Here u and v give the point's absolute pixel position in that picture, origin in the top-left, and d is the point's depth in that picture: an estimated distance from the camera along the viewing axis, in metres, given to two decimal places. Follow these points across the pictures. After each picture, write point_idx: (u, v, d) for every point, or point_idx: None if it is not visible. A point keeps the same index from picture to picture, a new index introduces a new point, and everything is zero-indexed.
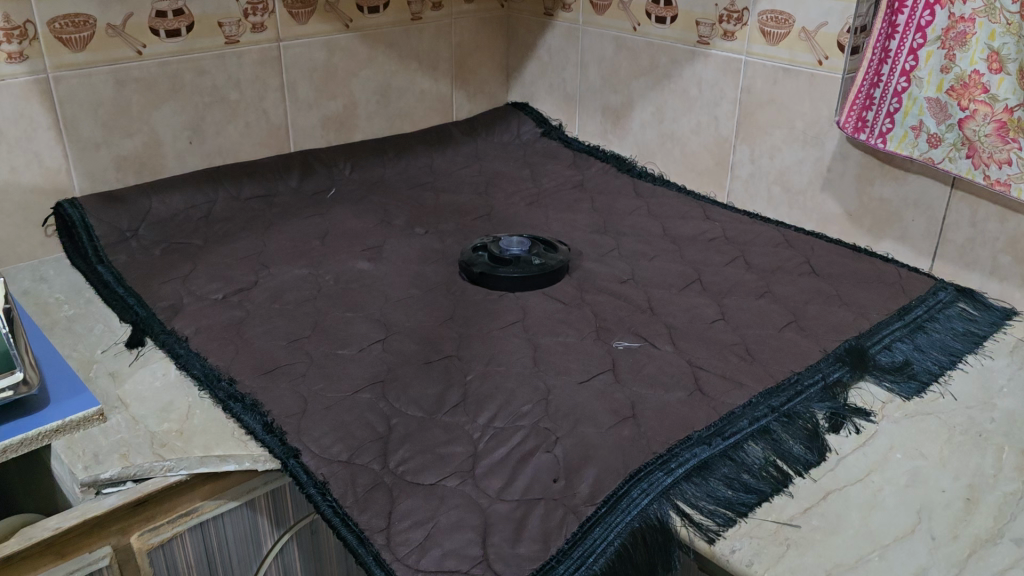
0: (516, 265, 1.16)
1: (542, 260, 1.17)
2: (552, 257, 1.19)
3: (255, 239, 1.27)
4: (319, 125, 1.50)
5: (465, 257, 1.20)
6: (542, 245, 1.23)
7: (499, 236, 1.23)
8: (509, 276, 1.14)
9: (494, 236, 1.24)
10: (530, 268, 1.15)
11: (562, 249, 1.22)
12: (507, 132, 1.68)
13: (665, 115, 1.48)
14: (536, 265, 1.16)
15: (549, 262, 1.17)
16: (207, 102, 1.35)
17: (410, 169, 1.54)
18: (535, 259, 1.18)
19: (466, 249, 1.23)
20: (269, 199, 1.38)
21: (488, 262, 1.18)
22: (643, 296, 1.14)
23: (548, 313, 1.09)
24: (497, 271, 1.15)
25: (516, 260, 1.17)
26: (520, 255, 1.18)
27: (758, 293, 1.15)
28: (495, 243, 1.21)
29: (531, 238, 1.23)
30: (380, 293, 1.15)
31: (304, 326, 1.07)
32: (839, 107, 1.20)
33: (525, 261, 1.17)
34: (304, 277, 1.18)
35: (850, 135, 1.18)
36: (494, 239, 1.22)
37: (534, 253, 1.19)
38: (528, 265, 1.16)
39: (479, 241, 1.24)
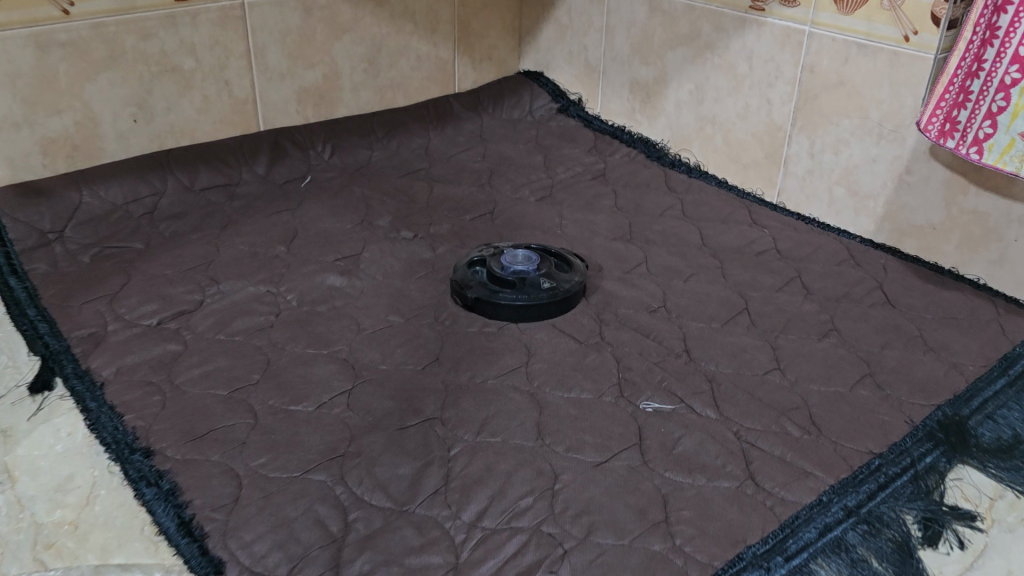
0: (522, 288, 0.94)
1: (554, 284, 0.95)
2: (566, 278, 0.96)
3: (208, 244, 1.05)
4: (293, 99, 1.27)
5: (458, 275, 0.97)
6: (555, 261, 1.01)
7: (502, 249, 1.00)
8: (512, 304, 0.92)
9: (494, 248, 1.01)
10: (539, 294, 0.93)
11: (579, 267, 0.99)
12: (517, 108, 1.44)
13: (706, 95, 1.23)
14: (546, 289, 0.94)
15: (562, 286, 0.95)
16: (154, 72, 1.12)
17: (401, 152, 1.32)
18: (546, 281, 0.95)
19: (459, 263, 1.00)
20: (230, 190, 1.16)
21: (486, 284, 0.96)
22: (676, 333, 0.91)
23: (559, 356, 0.87)
24: (498, 296, 0.93)
25: (522, 281, 0.94)
26: (528, 275, 0.95)
27: (821, 333, 0.92)
28: (496, 258, 0.98)
29: (540, 253, 1.00)
30: (353, 321, 0.94)
31: (254, 368, 0.85)
32: (926, 99, 0.97)
33: (534, 283, 0.94)
34: (261, 298, 0.96)
35: (936, 139, 0.93)
36: (494, 253, 1.00)
37: (545, 272, 0.96)
38: (537, 290, 0.93)
39: (475, 253, 1.01)
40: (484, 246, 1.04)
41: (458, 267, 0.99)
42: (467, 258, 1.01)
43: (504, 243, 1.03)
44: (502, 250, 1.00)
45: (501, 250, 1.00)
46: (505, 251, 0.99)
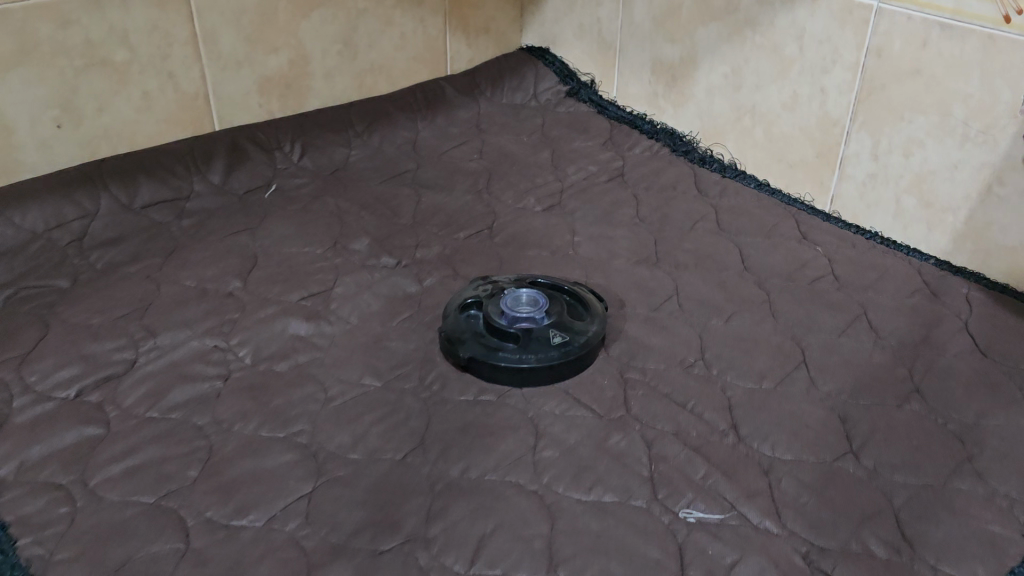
0: (527, 344, 0.76)
1: (566, 337, 0.77)
2: (581, 328, 0.79)
3: (147, 280, 0.87)
4: (254, 91, 1.07)
5: (449, 324, 0.80)
6: (567, 303, 0.83)
7: (501, 289, 0.82)
8: (514, 367, 0.74)
9: (492, 286, 0.84)
10: (548, 353, 0.75)
11: (597, 312, 0.81)
12: (519, 92, 1.24)
13: (744, 80, 1.03)
14: (557, 345, 0.76)
15: (577, 340, 0.77)
16: (78, 66, 0.92)
17: (384, 150, 1.13)
18: (557, 334, 0.77)
19: (449, 306, 0.82)
20: (179, 207, 0.98)
21: (483, 336, 0.78)
22: (720, 401, 0.74)
23: (575, 436, 0.70)
24: (498, 355, 0.75)
25: (528, 334, 0.77)
26: (535, 327, 0.77)
27: (899, 396, 0.75)
28: (495, 302, 0.80)
29: (549, 293, 0.83)
30: (320, 385, 0.76)
31: (191, 463, 0.67)
32: None
33: (542, 337, 0.77)
34: (206, 356, 0.78)
35: None
36: (493, 294, 0.82)
37: (556, 322, 0.78)
38: (545, 346, 0.76)
39: (469, 292, 0.83)
40: (479, 281, 0.86)
41: (448, 311, 0.81)
42: (457, 299, 0.83)
43: (504, 278, 0.85)
44: (502, 290, 0.82)
45: (501, 290, 0.82)
46: (506, 292, 0.82)
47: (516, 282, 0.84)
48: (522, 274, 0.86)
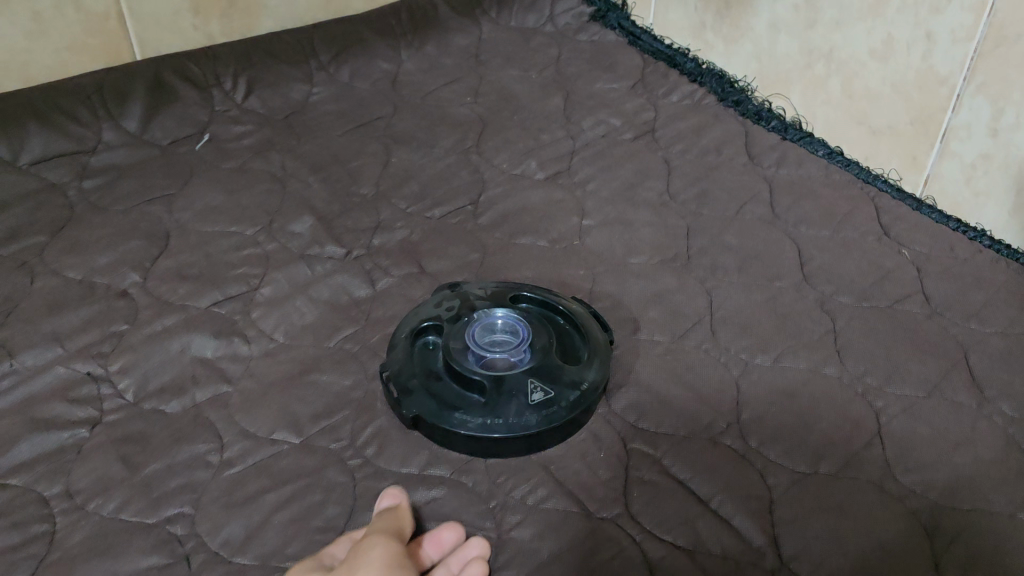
0: (496, 399, 0.55)
1: (551, 390, 0.56)
2: (574, 375, 0.57)
3: (21, 268, 0.68)
4: (188, 9, 0.84)
5: (396, 360, 0.59)
6: (560, 331, 0.61)
7: (470, 311, 0.61)
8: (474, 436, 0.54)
9: (460, 304, 0.62)
10: (522, 417, 0.54)
11: (599, 348, 0.60)
12: (532, 13, 1.00)
13: (820, 15, 0.78)
14: (536, 404, 0.55)
15: (565, 398, 0.55)
16: None
17: (355, 87, 0.90)
18: (538, 385, 0.56)
19: (400, 330, 0.61)
20: (82, 163, 0.77)
21: (440, 381, 0.57)
22: (758, 497, 0.53)
23: (550, 548, 0.50)
24: (455, 416, 0.55)
25: (498, 385, 0.56)
26: (509, 374, 0.56)
27: (1016, 502, 0.53)
28: (459, 333, 0.59)
29: (535, 318, 0.61)
30: (217, 439, 0.57)
31: (19, 564, 0.50)
32: None
33: (517, 389, 0.55)
34: (73, 391, 0.59)
35: None
36: (458, 318, 0.60)
37: (540, 365, 0.57)
38: (520, 405, 0.55)
39: (428, 311, 0.62)
40: (444, 293, 0.64)
41: (397, 339, 0.60)
42: (411, 319, 0.62)
43: (476, 292, 0.63)
44: (470, 314, 0.60)
45: (469, 313, 0.61)
46: (476, 316, 0.60)
47: (493, 300, 0.63)
48: (503, 283, 0.65)
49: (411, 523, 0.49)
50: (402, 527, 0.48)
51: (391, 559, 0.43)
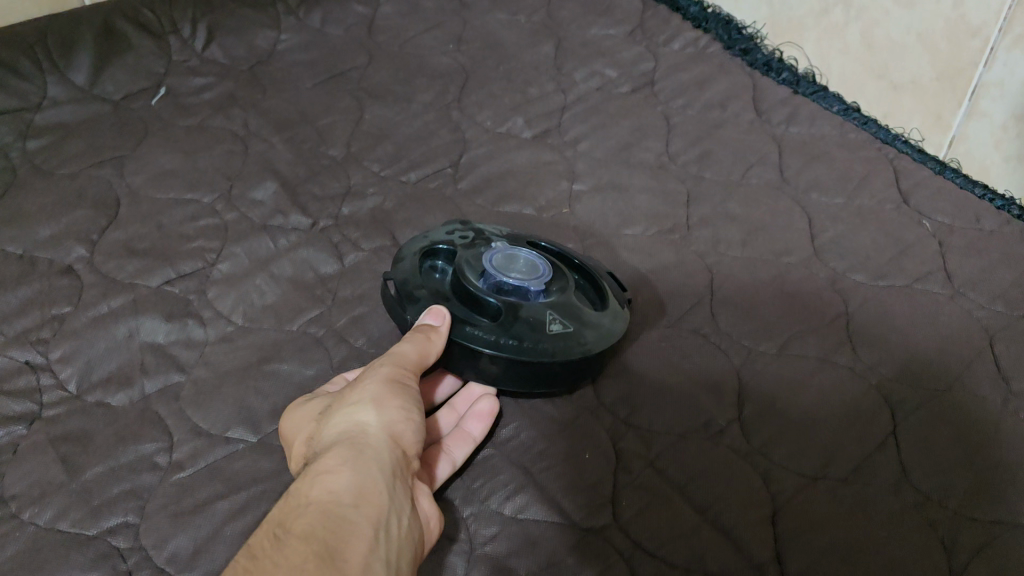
0: (511, 323, 0.48)
1: (571, 326, 0.49)
2: (595, 318, 0.50)
3: None
4: None
5: (402, 270, 0.51)
6: (577, 279, 0.55)
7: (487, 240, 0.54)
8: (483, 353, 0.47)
9: (475, 233, 0.55)
10: (538, 346, 0.47)
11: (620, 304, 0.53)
12: None
13: None
14: (554, 335, 0.48)
15: (584, 336, 0.49)
16: None
17: (327, 34, 0.82)
18: (558, 319, 0.49)
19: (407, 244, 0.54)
20: (25, 120, 0.70)
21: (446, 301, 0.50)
22: (762, 505, 0.48)
23: (526, 565, 0.44)
24: (464, 332, 0.47)
25: (515, 310, 0.49)
26: (528, 303, 0.49)
27: None
28: (475, 256, 0.52)
29: (554, 260, 0.54)
30: (165, 437, 0.52)
31: None
32: None
33: (535, 319, 0.49)
34: (9, 382, 0.53)
35: None
36: (473, 244, 0.53)
37: (560, 302, 0.50)
38: (537, 334, 0.48)
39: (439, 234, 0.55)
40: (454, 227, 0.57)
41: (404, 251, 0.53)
42: (421, 238, 0.54)
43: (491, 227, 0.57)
44: (487, 243, 0.54)
45: (485, 242, 0.54)
46: (494, 246, 0.53)
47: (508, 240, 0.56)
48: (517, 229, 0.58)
49: (442, 342, 0.47)
50: (427, 347, 0.46)
51: (391, 368, 0.45)
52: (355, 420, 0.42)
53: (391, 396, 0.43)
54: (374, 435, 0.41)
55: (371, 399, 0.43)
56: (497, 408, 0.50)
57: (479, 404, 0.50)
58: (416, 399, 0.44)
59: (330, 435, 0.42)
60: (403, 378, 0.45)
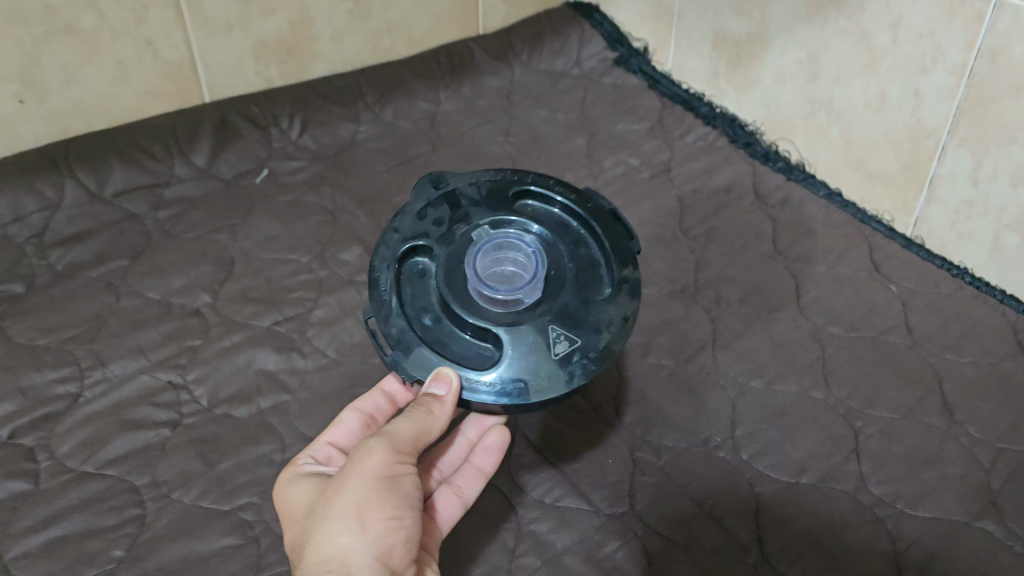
0: (516, 355, 0.54)
1: (576, 336, 0.55)
2: (600, 315, 0.56)
3: (108, 289, 0.78)
4: (249, 56, 0.93)
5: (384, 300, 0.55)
6: (569, 243, 0.60)
7: (467, 228, 0.59)
8: (497, 401, 0.53)
9: (455, 216, 0.60)
10: (549, 374, 0.53)
11: (617, 262, 0.58)
12: (560, 57, 1.08)
13: (823, 69, 0.85)
14: (561, 357, 0.54)
15: (590, 348, 0.54)
16: (38, 35, 0.80)
17: (398, 126, 0.99)
18: (560, 335, 0.55)
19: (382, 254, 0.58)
20: (156, 194, 0.87)
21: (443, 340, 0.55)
22: (746, 501, 0.61)
23: (563, 540, 0.59)
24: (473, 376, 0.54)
25: (513, 338, 0.54)
26: (524, 326, 0.55)
27: (969, 511, 0.61)
28: (458, 264, 0.57)
29: (541, 232, 0.59)
30: (279, 441, 0.66)
31: (117, 540, 0.60)
32: None
33: (538, 342, 0.54)
34: (157, 396, 0.69)
35: None
36: (454, 238, 0.58)
37: (560, 303, 0.56)
38: (544, 361, 0.54)
39: (415, 225, 0.59)
40: (431, 199, 0.61)
41: (380, 274, 0.57)
42: (391, 244, 0.58)
43: (468, 199, 0.61)
44: (467, 239, 0.58)
45: (466, 232, 0.58)
46: (476, 239, 0.58)
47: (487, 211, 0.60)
48: (499, 177, 0.63)
49: (444, 413, 0.53)
50: (429, 422, 0.53)
51: (376, 475, 0.51)
52: (341, 545, 0.49)
53: (376, 507, 0.49)
54: (360, 555, 0.48)
55: (355, 521, 0.49)
56: (502, 441, 0.60)
57: (489, 438, 0.60)
58: (402, 494, 0.51)
59: (318, 557, 0.49)
60: (389, 476, 0.51)
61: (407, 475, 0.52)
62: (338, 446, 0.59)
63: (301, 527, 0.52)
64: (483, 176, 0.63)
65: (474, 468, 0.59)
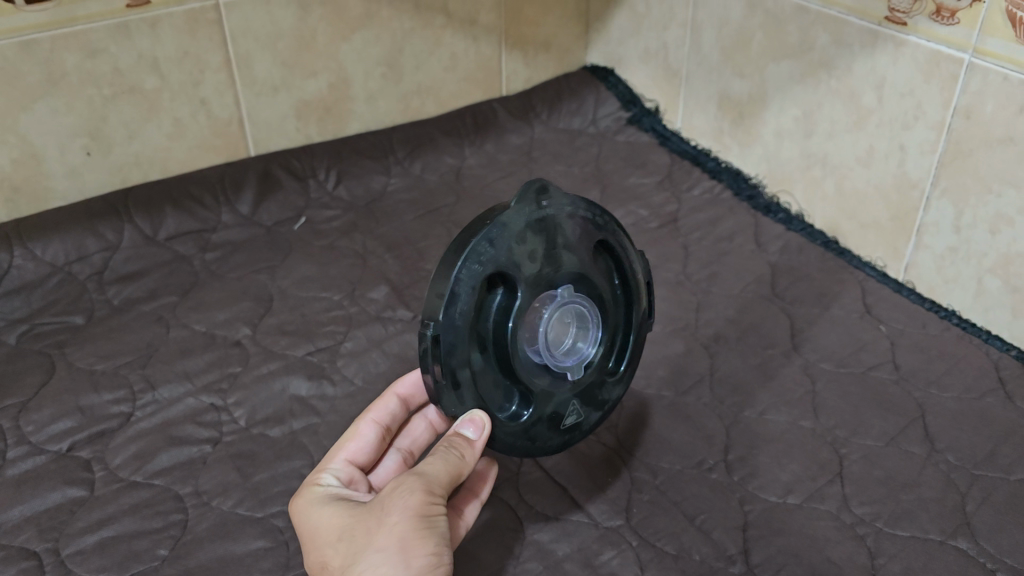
0: (536, 420, 0.57)
1: (583, 413, 0.59)
2: (606, 394, 0.61)
3: (159, 321, 0.86)
4: (291, 114, 1.03)
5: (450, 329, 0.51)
6: (615, 301, 0.60)
7: (554, 277, 0.54)
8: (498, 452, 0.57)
9: (548, 254, 0.54)
10: (550, 441, 0.58)
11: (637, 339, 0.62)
12: (577, 116, 1.16)
13: (817, 126, 0.92)
14: (565, 429, 0.59)
15: (585, 421, 0.60)
16: (108, 95, 0.90)
17: (425, 179, 1.07)
18: (575, 409, 0.59)
19: (469, 274, 0.50)
20: (204, 238, 0.96)
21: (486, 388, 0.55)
22: (735, 519, 0.66)
23: (564, 548, 0.64)
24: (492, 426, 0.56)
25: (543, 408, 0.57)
26: (557, 397, 0.57)
27: (945, 530, 0.65)
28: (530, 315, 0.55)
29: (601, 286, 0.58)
30: (308, 457, 0.73)
31: (161, 540, 0.66)
32: None
33: (557, 412, 0.58)
34: (200, 417, 0.76)
35: None
36: (540, 284, 0.53)
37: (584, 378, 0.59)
38: (554, 431, 0.58)
39: (514, 250, 0.52)
40: (530, 217, 0.53)
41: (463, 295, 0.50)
42: (483, 267, 0.51)
43: (564, 233, 0.54)
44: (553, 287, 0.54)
45: (551, 282, 0.54)
46: (558, 293, 0.55)
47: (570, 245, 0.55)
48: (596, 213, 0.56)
49: (475, 453, 0.55)
50: (461, 464, 0.54)
51: (415, 512, 0.53)
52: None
53: (415, 545, 0.52)
54: None
55: (394, 556, 0.52)
56: (493, 465, 0.62)
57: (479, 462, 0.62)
58: (439, 534, 0.53)
59: None
60: (426, 516, 0.53)
61: (442, 515, 0.54)
62: (355, 463, 0.62)
63: (335, 552, 0.54)
64: (582, 203, 0.56)
65: (471, 493, 0.62)
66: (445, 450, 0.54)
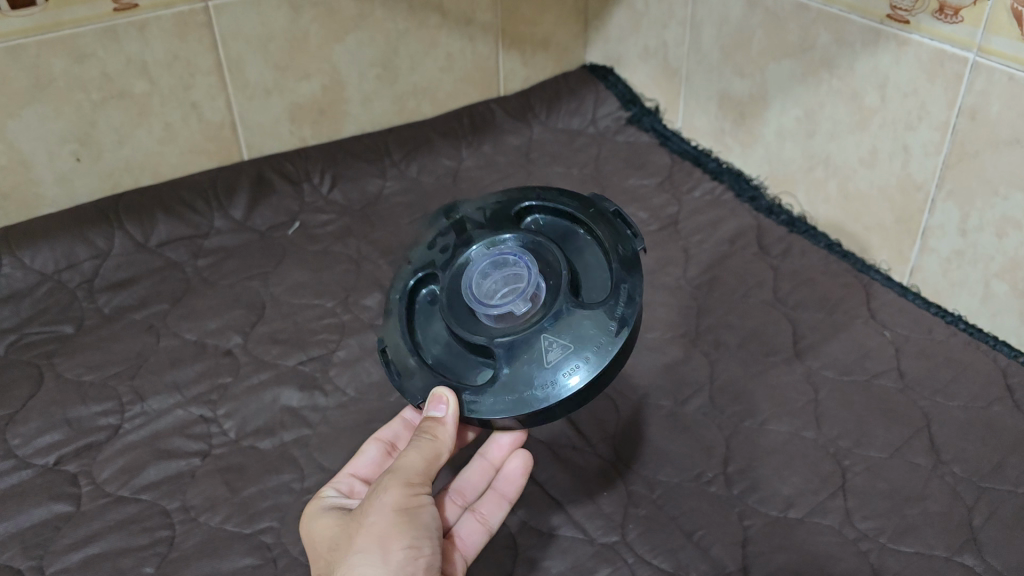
0: (514, 371, 0.54)
1: (568, 342, 0.54)
2: (596, 317, 0.55)
3: (149, 330, 0.85)
4: (285, 117, 1.01)
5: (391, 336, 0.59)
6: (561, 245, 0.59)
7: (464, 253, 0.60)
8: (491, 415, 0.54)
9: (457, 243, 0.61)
10: (543, 384, 0.53)
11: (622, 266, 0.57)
12: (577, 115, 1.14)
13: (819, 127, 0.90)
14: (553, 365, 0.53)
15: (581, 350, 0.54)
16: (96, 100, 0.89)
17: (421, 182, 1.05)
18: (555, 342, 0.54)
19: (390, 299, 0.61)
20: (196, 244, 0.94)
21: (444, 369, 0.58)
22: (733, 535, 0.65)
23: (558, 565, 0.63)
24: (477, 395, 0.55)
25: (509, 353, 0.55)
26: (520, 339, 0.55)
27: (950, 546, 0.63)
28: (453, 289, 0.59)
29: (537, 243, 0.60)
30: (298, 471, 0.71)
31: (147, 558, 0.65)
32: None
33: (533, 354, 0.54)
34: (189, 429, 0.75)
35: None
36: (454, 266, 0.60)
37: (549, 307, 0.55)
38: (539, 371, 0.54)
39: (422, 255, 0.62)
40: (441, 228, 0.63)
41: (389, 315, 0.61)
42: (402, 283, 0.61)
43: (470, 221, 0.62)
44: (465, 261, 0.60)
45: (464, 258, 0.60)
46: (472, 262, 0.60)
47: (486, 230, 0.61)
48: (505, 199, 0.63)
49: (447, 433, 0.55)
50: (436, 449, 0.54)
51: (394, 505, 0.52)
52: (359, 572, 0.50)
53: (394, 537, 0.51)
54: None
55: (373, 551, 0.50)
56: (528, 469, 0.62)
57: (513, 463, 0.62)
58: (420, 525, 0.52)
59: None
60: (405, 508, 0.52)
61: (424, 506, 0.53)
62: (361, 477, 0.62)
63: (326, 560, 0.53)
64: (491, 197, 0.64)
65: (498, 495, 0.61)
66: (417, 441, 0.54)
